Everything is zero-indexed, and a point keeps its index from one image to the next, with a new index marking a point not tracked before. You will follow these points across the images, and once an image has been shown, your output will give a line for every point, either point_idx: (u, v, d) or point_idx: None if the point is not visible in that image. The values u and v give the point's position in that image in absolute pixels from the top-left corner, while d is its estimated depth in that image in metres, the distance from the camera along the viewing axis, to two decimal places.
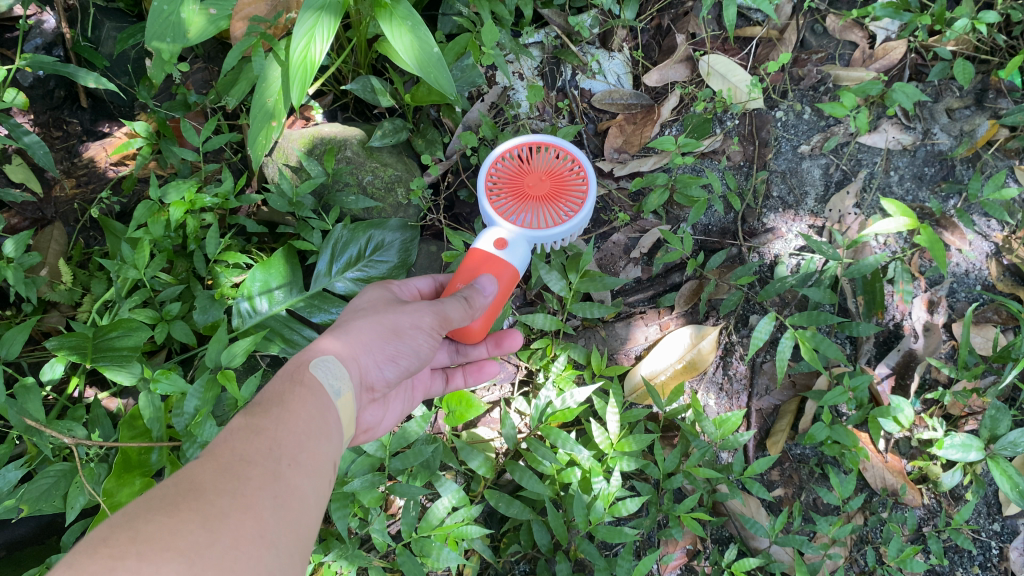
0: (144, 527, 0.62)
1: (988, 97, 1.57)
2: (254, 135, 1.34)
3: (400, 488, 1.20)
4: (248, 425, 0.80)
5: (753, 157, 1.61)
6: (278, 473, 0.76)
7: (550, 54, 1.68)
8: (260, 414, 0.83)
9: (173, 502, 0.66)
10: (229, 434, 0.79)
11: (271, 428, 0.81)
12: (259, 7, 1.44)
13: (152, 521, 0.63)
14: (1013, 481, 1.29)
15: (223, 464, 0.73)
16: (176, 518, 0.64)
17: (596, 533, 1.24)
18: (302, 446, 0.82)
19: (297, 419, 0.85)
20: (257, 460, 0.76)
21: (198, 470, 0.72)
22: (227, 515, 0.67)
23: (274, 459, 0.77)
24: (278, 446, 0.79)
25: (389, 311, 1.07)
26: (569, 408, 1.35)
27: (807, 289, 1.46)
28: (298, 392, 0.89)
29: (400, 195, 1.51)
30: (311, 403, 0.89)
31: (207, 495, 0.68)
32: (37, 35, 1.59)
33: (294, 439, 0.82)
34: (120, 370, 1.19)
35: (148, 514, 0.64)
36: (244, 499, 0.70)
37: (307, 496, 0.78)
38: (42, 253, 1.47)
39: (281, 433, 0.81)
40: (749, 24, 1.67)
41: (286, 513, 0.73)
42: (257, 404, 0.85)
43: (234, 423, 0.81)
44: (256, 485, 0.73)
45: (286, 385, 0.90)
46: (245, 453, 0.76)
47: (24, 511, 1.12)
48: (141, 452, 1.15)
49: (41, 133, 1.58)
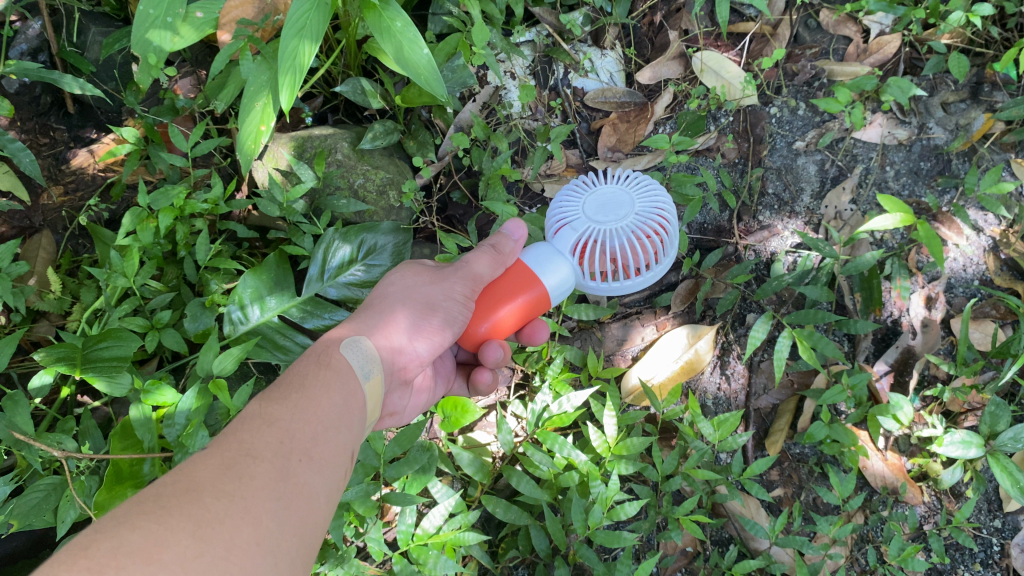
0: (128, 535, 0.61)
1: (983, 91, 1.56)
2: (242, 140, 1.32)
3: (395, 496, 1.16)
4: (262, 416, 0.79)
5: (748, 154, 1.60)
6: (287, 468, 0.75)
7: (541, 53, 1.66)
8: (278, 401, 0.83)
9: (165, 505, 0.65)
10: (240, 424, 0.79)
11: (284, 419, 0.80)
12: (246, 10, 1.41)
13: (138, 528, 0.62)
14: (1013, 478, 1.29)
15: (226, 461, 0.72)
16: (163, 526, 0.62)
17: (594, 537, 1.23)
18: (317, 439, 0.81)
19: (316, 409, 0.84)
20: (265, 456, 0.75)
21: (202, 465, 0.71)
22: (222, 522, 0.65)
23: (284, 455, 0.76)
24: (290, 439, 0.78)
25: (421, 286, 1.08)
26: (566, 413, 1.33)
27: (804, 288, 1.44)
28: (323, 375, 0.90)
29: (392, 198, 1.49)
30: (334, 389, 0.89)
31: (204, 497, 0.67)
32: (21, 40, 1.56)
33: (309, 431, 0.81)
34: (107, 380, 1.17)
35: (136, 519, 0.63)
36: (244, 502, 0.68)
37: (315, 496, 0.76)
38: (30, 262, 1.45)
39: (295, 426, 0.80)
40: (742, 20, 1.65)
41: (289, 515, 0.71)
42: (276, 389, 0.85)
43: (248, 410, 0.81)
44: (260, 485, 0.71)
45: (310, 369, 0.90)
46: (253, 446, 0.75)
47: (13, 527, 1.10)
48: (132, 463, 1.13)
49: (27, 141, 1.55)
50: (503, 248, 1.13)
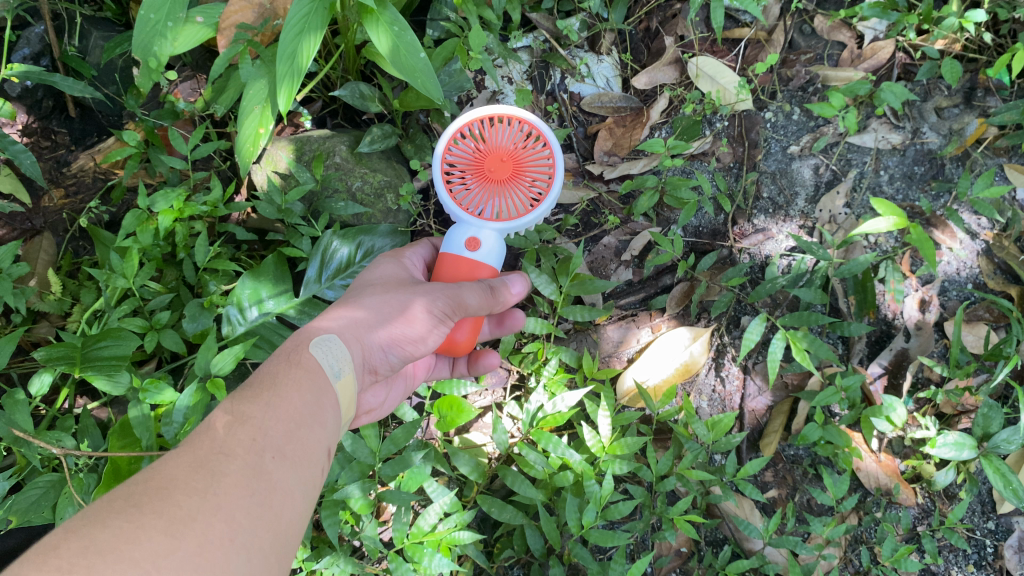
0: (99, 535, 0.62)
1: (976, 96, 1.57)
2: (241, 143, 1.34)
3: (391, 493, 1.18)
4: (234, 414, 0.81)
5: (743, 158, 1.61)
6: (259, 466, 0.76)
7: (539, 58, 1.68)
8: (250, 399, 0.84)
9: (136, 503, 0.66)
10: (213, 422, 0.80)
11: (258, 417, 0.82)
12: (246, 15, 1.43)
13: (109, 527, 0.63)
14: (1005, 479, 1.30)
15: (199, 459, 0.74)
16: (135, 526, 0.63)
17: (588, 537, 1.24)
18: (290, 437, 0.82)
19: (288, 405, 0.86)
20: (237, 454, 0.76)
21: (174, 463, 0.72)
22: (193, 518, 0.66)
23: (257, 453, 0.77)
24: (262, 436, 0.79)
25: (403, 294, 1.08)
26: (561, 413, 1.33)
27: (798, 290, 1.46)
28: (295, 374, 0.91)
29: (390, 201, 1.50)
30: (307, 388, 0.90)
31: (175, 495, 0.68)
32: (23, 45, 1.56)
33: (282, 429, 0.82)
34: (107, 379, 1.18)
35: (107, 518, 0.64)
36: (215, 499, 0.70)
37: (289, 492, 0.78)
38: (31, 264, 1.47)
39: (268, 423, 0.82)
40: (737, 26, 1.67)
41: (262, 512, 0.73)
42: (249, 386, 0.87)
43: (220, 407, 0.83)
44: (232, 482, 0.72)
45: (282, 366, 0.91)
46: (226, 445, 0.76)
47: (12, 524, 1.11)
48: (131, 461, 1.14)
49: (29, 143, 1.57)
50: (499, 293, 1.19)
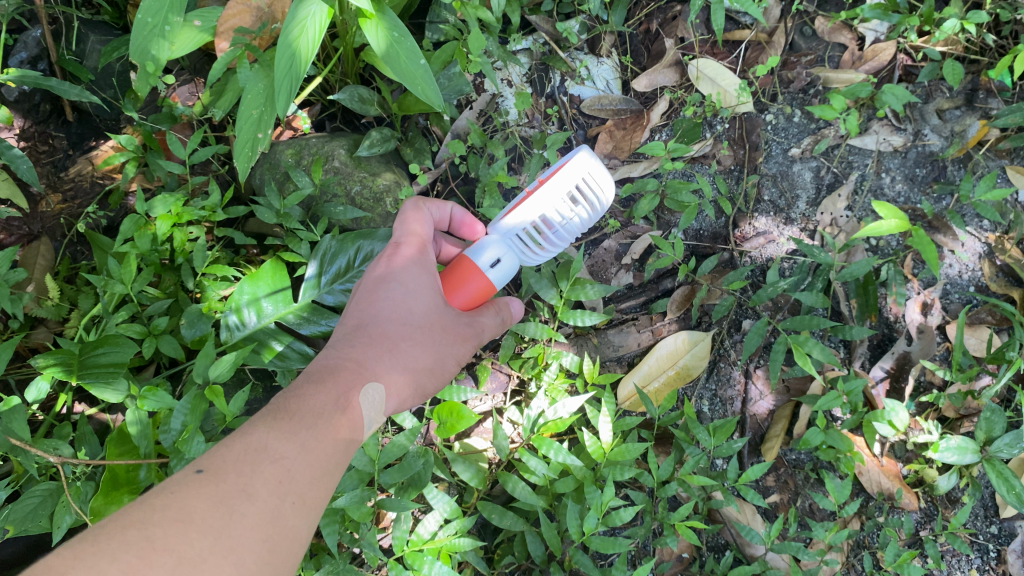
0: (108, 567, 0.67)
1: (978, 98, 1.56)
2: (238, 147, 1.31)
3: (391, 501, 1.16)
4: (265, 449, 0.83)
5: (744, 161, 1.60)
6: (277, 511, 0.80)
7: (539, 61, 1.68)
8: (284, 435, 0.86)
9: (149, 538, 0.70)
10: (241, 450, 0.83)
11: (289, 456, 0.84)
12: (243, 18, 1.43)
13: (118, 560, 0.68)
14: (1009, 484, 1.29)
15: (219, 494, 0.77)
16: (144, 562, 0.68)
17: (589, 543, 1.23)
18: (314, 481, 0.85)
19: (322, 450, 0.88)
20: (259, 494, 0.79)
21: (194, 494, 0.76)
22: (202, 561, 0.71)
23: (278, 496, 0.81)
24: (288, 480, 0.82)
25: (443, 344, 1.07)
26: (561, 419, 1.34)
27: (799, 293, 1.44)
28: (338, 420, 0.91)
29: (388, 206, 1.48)
30: (345, 433, 0.92)
31: (190, 532, 0.72)
32: (21, 48, 1.57)
33: (308, 472, 0.85)
34: (105, 387, 1.17)
35: (116, 550, 0.69)
36: (227, 542, 0.74)
37: (299, 535, 0.82)
38: (29, 269, 1.46)
39: (296, 465, 0.84)
40: (737, 27, 1.66)
41: (270, 557, 0.77)
42: (287, 419, 0.87)
43: (254, 435, 0.84)
44: (246, 524, 0.76)
45: (327, 406, 0.92)
46: (250, 484, 0.80)
47: (9, 533, 1.10)
48: (129, 469, 1.12)
49: (26, 147, 1.56)
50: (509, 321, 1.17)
